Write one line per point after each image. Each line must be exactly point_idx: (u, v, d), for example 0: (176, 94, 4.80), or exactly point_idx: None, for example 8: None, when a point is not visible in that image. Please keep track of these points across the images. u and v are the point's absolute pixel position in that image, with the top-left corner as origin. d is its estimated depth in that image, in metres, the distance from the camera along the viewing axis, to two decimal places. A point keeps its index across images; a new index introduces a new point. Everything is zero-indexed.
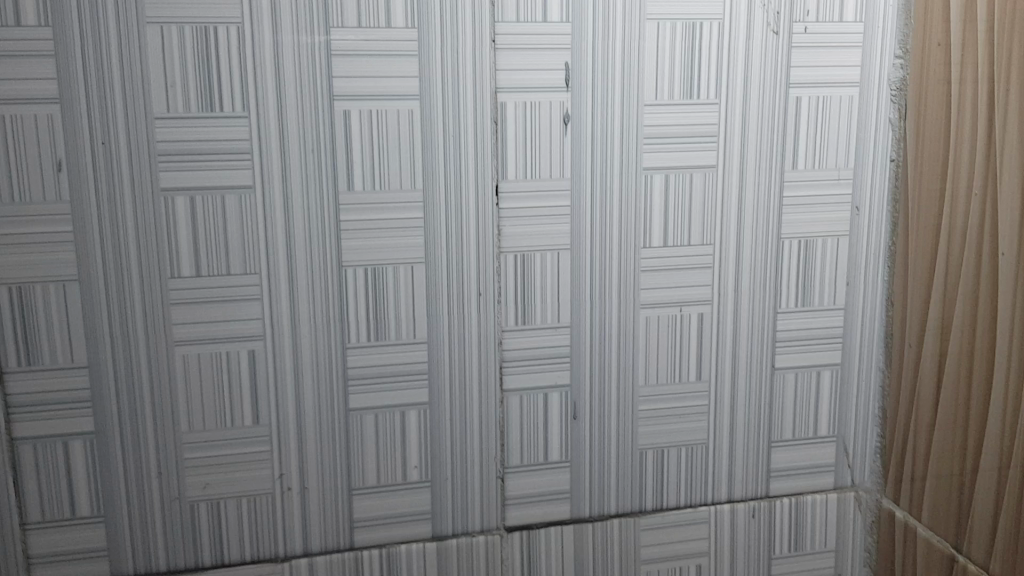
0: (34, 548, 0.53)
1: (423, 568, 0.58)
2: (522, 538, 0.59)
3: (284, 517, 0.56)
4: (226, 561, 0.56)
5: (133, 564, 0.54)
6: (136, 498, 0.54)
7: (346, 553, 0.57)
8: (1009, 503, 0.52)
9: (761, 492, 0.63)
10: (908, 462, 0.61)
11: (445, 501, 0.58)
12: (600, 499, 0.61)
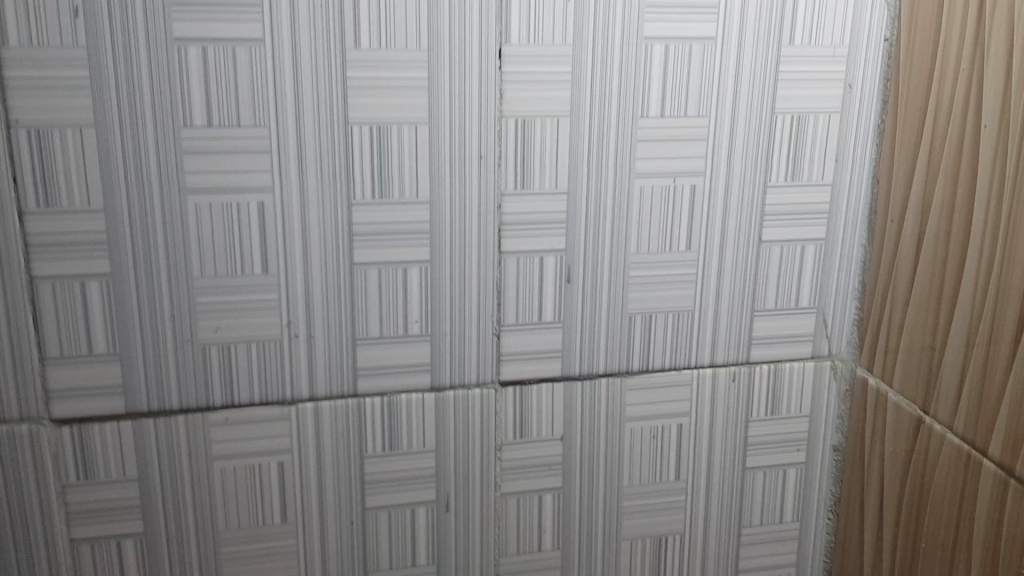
0: (54, 383, 0.56)
1: (421, 415, 0.62)
2: (515, 392, 0.63)
3: (291, 363, 0.59)
4: (236, 402, 0.59)
5: (147, 401, 0.58)
6: (151, 339, 0.57)
7: (350, 400, 0.61)
8: (973, 367, 0.56)
9: (742, 358, 0.67)
10: (884, 333, 0.64)
11: (444, 354, 0.61)
12: (589, 359, 0.64)
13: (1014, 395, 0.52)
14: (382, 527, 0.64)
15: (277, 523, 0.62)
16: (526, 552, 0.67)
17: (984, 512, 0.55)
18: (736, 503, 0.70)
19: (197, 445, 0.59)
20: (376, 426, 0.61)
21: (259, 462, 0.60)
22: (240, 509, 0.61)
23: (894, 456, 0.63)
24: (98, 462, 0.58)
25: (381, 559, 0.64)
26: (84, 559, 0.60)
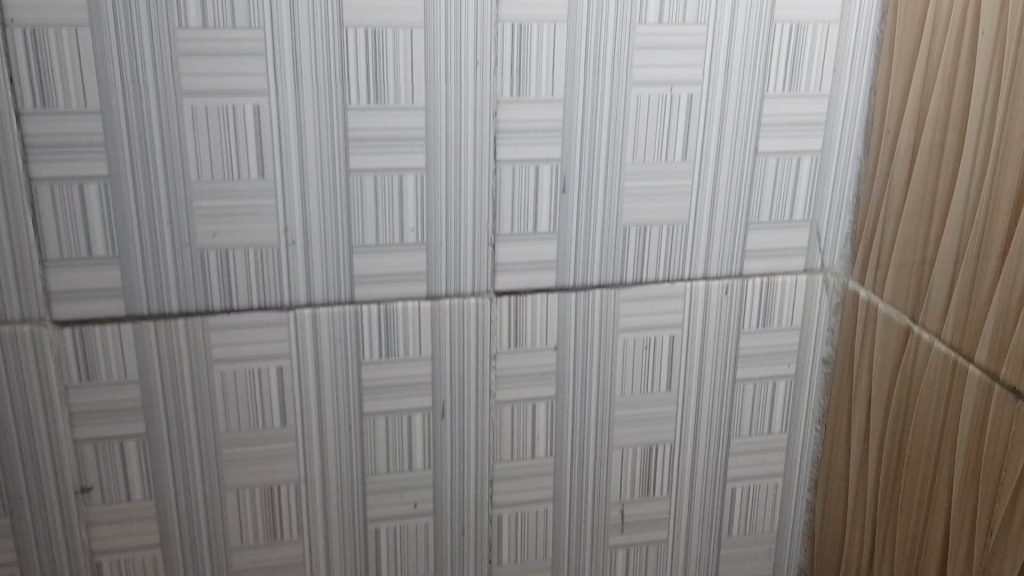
0: (54, 285, 0.57)
1: (417, 323, 0.63)
2: (510, 302, 0.64)
3: (288, 270, 0.60)
4: (234, 307, 0.60)
5: (147, 305, 0.59)
6: (150, 243, 0.57)
7: (347, 307, 0.62)
8: (963, 277, 0.56)
9: (735, 271, 0.67)
10: (876, 246, 0.65)
11: (439, 263, 0.62)
12: (584, 270, 0.64)
13: (1002, 302, 0.53)
14: (379, 433, 0.65)
15: (276, 427, 0.63)
16: (519, 458, 0.68)
17: (969, 418, 0.56)
18: (726, 414, 0.71)
19: (196, 349, 0.60)
20: (373, 333, 0.62)
21: (257, 367, 0.62)
22: (239, 413, 0.62)
23: (882, 367, 0.65)
24: (100, 364, 0.59)
25: (378, 463, 0.66)
26: (88, 459, 0.61)
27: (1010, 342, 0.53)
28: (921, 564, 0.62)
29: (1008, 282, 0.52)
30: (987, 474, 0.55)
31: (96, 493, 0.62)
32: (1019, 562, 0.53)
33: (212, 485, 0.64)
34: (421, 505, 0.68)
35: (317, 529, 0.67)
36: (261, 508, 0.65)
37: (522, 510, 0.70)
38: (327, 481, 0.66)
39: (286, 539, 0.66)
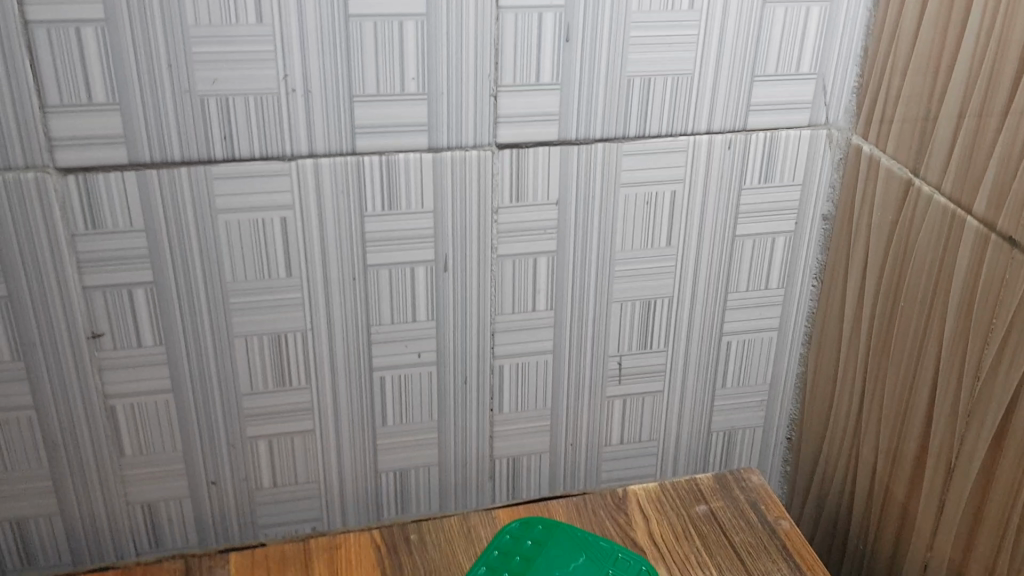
0: (55, 131, 0.57)
1: (419, 174, 0.63)
2: (512, 155, 0.64)
3: (289, 118, 0.60)
4: (236, 156, 0.60)
5: (149, 152, 0.59)
6: (150, 89, 0.57)
7: (349, 158, 0.62)
8: (966, 129, 0.56)
9: (739, 126, 0.67)
10: (882, 101, 0.64)
11: (441, 113, 0.62)
12: (587, 123, 0.64)
13: (1004, 153, 0.53)
14: (383, 284, 0.66)
15: (281, 277, 0.65)
16: (520, 311, 0.70)
17: (963, 269, 0.57)
18: (724, 270, 0.72)
19: (200, 198, 0.61)
20: (375, 185, 0.63)
21: (261, 217, 0.62)
22: (245, 263, 0.63)
23: (881, 222, 0.65)
24: (105, 211, 0.60)
25: (382, 314, 0.67)
26: (97, 305, 0.63)
27: (1008, 193, 0.53)
28: (908, 412, 0.64)
29: (1011, 133, 0.52)
30: (978, 323, 0.56)
31: (107, 338, 0.64)
32: (1004, 405, 0.55)
33: (220, 333, 0.65)
34: (425, 355, 0.70)
35: (324, 377, 0.69)
36: (269, 356, 0.67)
37: (523, 361, 0.72)
38: (333, 331, 0.67)
39: (295, 387, 0.69)
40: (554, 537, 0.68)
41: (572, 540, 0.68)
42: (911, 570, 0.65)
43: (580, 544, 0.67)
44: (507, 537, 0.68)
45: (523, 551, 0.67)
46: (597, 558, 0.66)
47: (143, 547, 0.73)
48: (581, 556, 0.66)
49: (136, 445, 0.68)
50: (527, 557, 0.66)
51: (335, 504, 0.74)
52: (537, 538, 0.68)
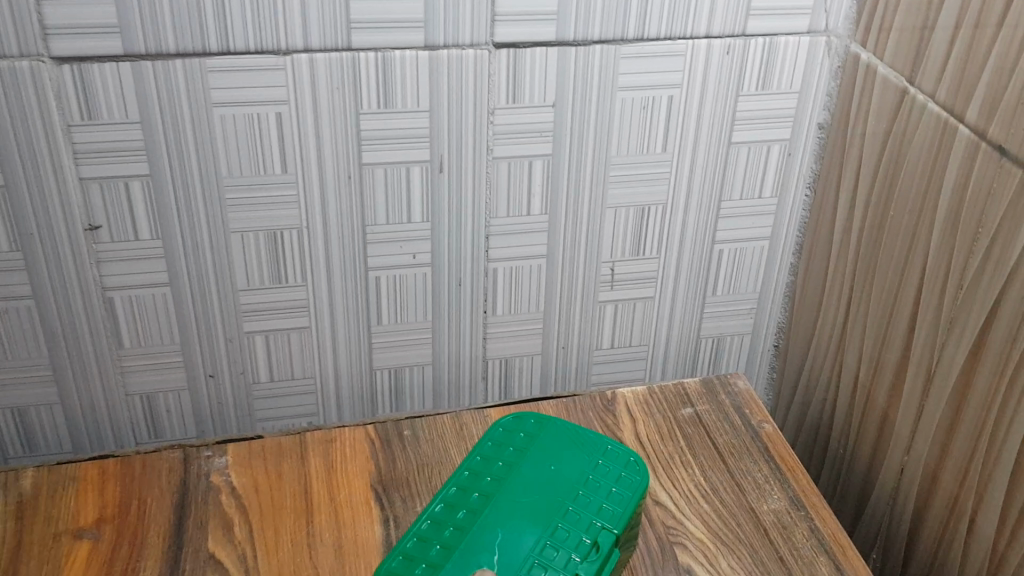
0: (49, 19, 0.57)
1: (415, 73, 0.63)
2: (509, 55, 0.63)
3: (284, 11, 0.59)
4: (231, 50, 0.60)
5: (144, 44, 0.58)
6: None
7: (344, 54, 0.61)
8: (963, 37, 0.56)
9: (738, 31, 0.66)
10: (882, 7, 0.64)
11: (437, 10, 0.61)
12: (585, 25, 0.63)
13: (999, 60, 0.53)
14: (378, 183, 0.67)
15: (277, 174, 0.65)
16: (515, 215, 0.71)
17: (953, 177, 0.58)
18: (718, 177, 0.72)
19: (195, 91, 0.61)
20: (371, 81, 0.63)
21: (257, 112, 0.62)
22: (241, 158, 0.64)
23: (875, 130, 0.65)
24: (100, 102, 0.60)
25: (378, 214, 0.68)
26: (94, 198, 0.63)
27: (1001, 100, 0.53)
28: (893, 319, 0.65)
29: (1007, 40, 0.52)
30: (964, 231, 0.57)
31: (104, 231, 0.65)
32: (985, 311, 0.56)
33: (217, 228, 0.66)
34: (419, 256, 0.71)
35: (319, 275, 0.70)
36: (265, 253, 0.68)
37: (517, 265, 0.73)
38: (329, 229, 0.68)
39: (290, 284, 0.70)
40: (546, 429, 0.65)
41: (565, 431, 0.65)
42: (888, 474, 0.67)
43: (573, 435, 0.65)
44: (501, 431, 0.66)
45: (515, 444, 0.64)
46: (589, 449, 0.64)
47: (143, 437, 0.75)
48: (574, 448, 0.63)
49: (135, 337, 0.70)
50: (517, 450, 0.64)
51: (330, 400, 0.76)
52: (528, 430, 0.65)
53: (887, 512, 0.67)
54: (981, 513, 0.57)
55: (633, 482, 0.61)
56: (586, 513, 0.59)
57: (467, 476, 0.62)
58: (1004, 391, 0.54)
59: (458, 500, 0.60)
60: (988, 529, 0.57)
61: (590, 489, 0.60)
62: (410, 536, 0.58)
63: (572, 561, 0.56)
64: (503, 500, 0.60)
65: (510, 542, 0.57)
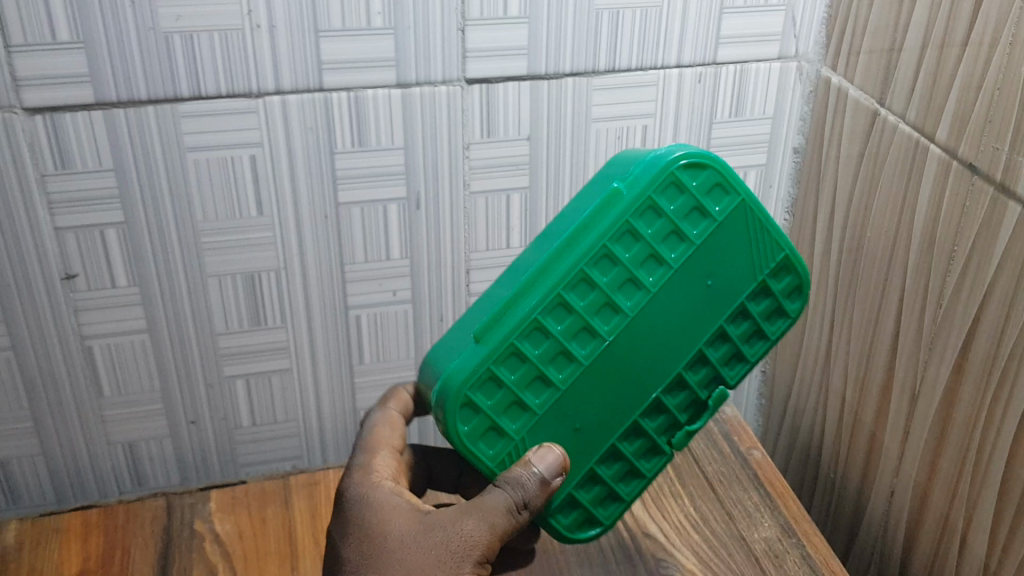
0: (21, 71, 0.57)
1: (389, 111, 0.63)
2: (481, 91, 0.64)
3: (254, 55, 0.59)
4: (203, 95, 0.60)
5: (116, 91, 0.58)
6: (113, 25, 0.56)
7: (316, 95, 0.61)
8: (929, 58, 0.56)
9: (709, 59, 0.66)
10: (850, 30, 0.64)
11: (408, 48, 0.61)
12: (556, 58, 0.64)
13: (965, 79, 0.53)
14: (356, 223, 0.67)
15: (253, 216, 0.65)
16: (494, 249, 0.70)
17: (926, 197, 0.58)
18: None
19: (168, 136, 0.61)
20: (344, 121, 0.63)
21: (230, 156, 0.62)
22: (216, 203, 0.64)
23: (849, 153, 0.66)
24: (73, 151, 0.60)
25: (356, 252, 0.68)
26: (70, 246, 0.63)
27: (969, 118, 0.53)
28: (875, 341, 0.65)
29: (972, 59, 0.53)
30: (939, 251, 0.57)
31: (81, 279, 0.64)
32: (966, 328, 0.55)
33: (193, 272, 0.66)
34: (399, 293, 0.70)
35: (299, 316, 0.70)
36: (242, 295, 0.68)
37: None
38: (306, 269, 0.68)
39: (269, 325, 0.69)
40: (726, 201, 0.50)
41: (743, 220, 0.51)
42: (878, 497, 0.66)
43: (751, 227, 0.51)
44: (671, 182, 0.48)
45: (677, 220, 0.49)
46: (755, 258, 0.52)
47: (126, 485, 0.74)
48: (747, 247, 0.51)
49: (114, 384, 0.69)
50: (684, 232, 0.49)
51: (314, 441, 0.76)
52: (709, 200, 0.49)
53: (878, 536, 0.66)
54: (971, 532, 0.57)
55: (768, 340, 0.54)
56: (713, 358, 0.54)
57: (598, 263, 0.49)
58: (988, 409, 0.54)
59: (571, 319, 0.49)
60: (979, 548, 0.56)
61: (736, 319, 0.53)
62: (497, 369, 0.49)
63: (665, 431, 0.55)
64: (640, 326, 0.51)
65: (609, 401, 0.52)
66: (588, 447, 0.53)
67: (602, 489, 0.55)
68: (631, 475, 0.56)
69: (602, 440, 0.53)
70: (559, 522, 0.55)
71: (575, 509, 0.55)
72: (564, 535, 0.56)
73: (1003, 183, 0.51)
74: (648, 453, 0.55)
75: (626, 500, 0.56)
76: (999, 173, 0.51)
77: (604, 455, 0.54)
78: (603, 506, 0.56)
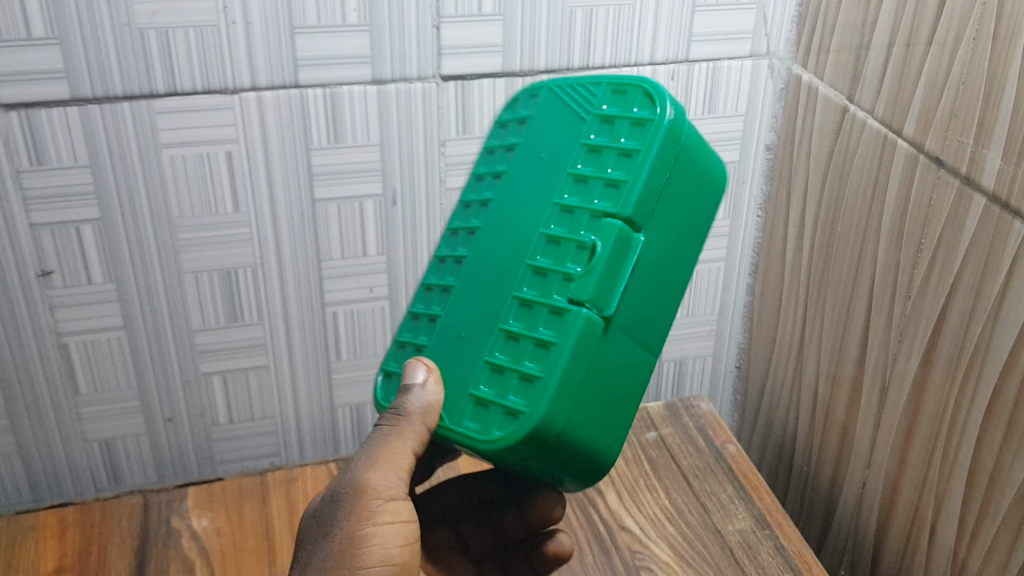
0: None
1: (365, 108, 0.63)
2: (457, 88, 0.64)
3: (230, 51, 0.59)
4: (178, 91, 0.60)
5: (91, 87, 0.59)
6: (88, 21, 0.57)
7: (292, 91, 0.62)
8: (896, 54, 0.57)
9: (682, 56, 0.67)
10: (819, 27, 0.65)
11: (383, 45, 0.61)
12: (530, 56, 0.64)
13: (931, 75, 0.54)
14: (331, 219, 0.67)
15: (229, 213, 0.65)
16: None
17: (895, 191, 0.59)
18: None
19: (144, 133, 0.61)
20: (320, 118, 0.63)
21: (206, 152, 0.62)
22: (192, 199, 0.64)
23: (820, 149, 0.67)
24: (48, 148, 0.60)
25: (332, 249, 0.68)
26: (45, 243, 0.63)
27: (935, 112, 0.54)
28: (846, 335, 0.66)
29: (937, 56, 0.53)
30: (908, 245, 0.58)
31: (57, 276, 0.64)
32: (933, 320, 0.56)
33: (169, 269, 0.66)
34: (376, 289, 0.71)
35: (276, 313, 0.70)
36: (218, 292, 0.68)
37: None
38: (283, 266, 0.68)
39: (246, 322, 0.70)
40: (538, 100, 0.54)
41: (554, 97, 0.53)
42: (850, 489, 0.67)
43: (564, 93, 0.52)
44: (495, 126, 0.57)
45: (506, 141, 0.55)
46: (574, 108, 0.51)
47: (102, 484, 0.74)
48: (567, 111, 0.52)
49: (91, 382, 0.69)
50: (512, 144, 0.54)
51: (291, 438, 0.76)
52: (523, 110, 0.55)
53: (851, 527, 0.67)
54: (940, 521, 0.58)
55: (631, 156, 0.47)
56: (579, 203, 0.48)
57: (458, 214, 0.56)
58: (955, 400, 0.55)
59: (445, 263, 0.56)
60: (948, 537, 0.57)
61: (587, 161, 0.49)
62: (401, 335, 0.57)
63: (558, 288, 0.47)
64: (494, 226, 0.53)
65: (479, 297, 0.51)
66: (476, 343, 0.50)
67: (509, 376, 0.47)
68: (540, 350, 0.47)
69: (484, 329, 0.50)
70: (466, 426, 0.48)
71: (488, 404, 0.47)
72: (476, 441, 0.47)
73: (968, 176, 0.52)
74: (549, 317, 0.47)
75: (538, 376, 0.46)
76: (964, 166, 0.52)
77: (499, 341, 0.49)
78: (515, 392, 0.47)
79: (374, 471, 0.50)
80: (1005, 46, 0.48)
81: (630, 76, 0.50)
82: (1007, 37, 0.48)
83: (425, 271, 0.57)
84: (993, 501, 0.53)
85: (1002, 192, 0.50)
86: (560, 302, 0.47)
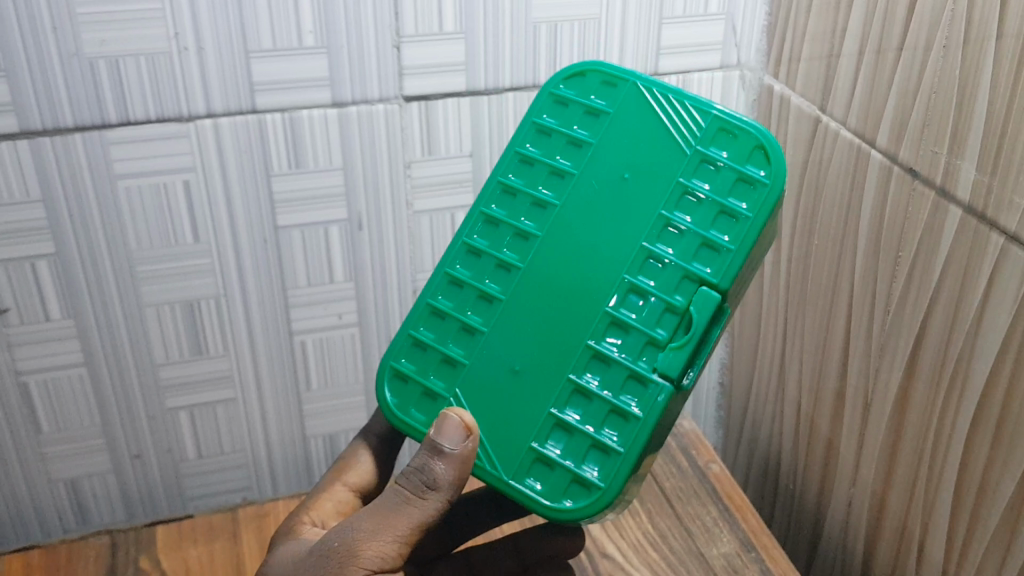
0: None
1: (325, 132, 0.62)
2: (420, 109, 0.63)
3: (183, 78, 0.58)
4: (131, 120, 0.58)
5: (40, 119, 0.57)
6: (34, 51, 0.55)
7: (249, 117, 0.60)
8: (866, 62, 0.56)
9: (650, 69, 0.66)
10: (790, 36, 0.64)
11: (341, 66, 0.60)
12: (495, 73, 0.63)
13: (902, 84, 0.53)
14: (296, 246, 0.65)
15: (189, 243, 0.63)
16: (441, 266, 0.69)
17: (870, 202, 0.57)
18: None
19: (98, 164, 0.59)
20: (280, 143, 0.61)
21: (163, 182, 0.61)
22: (150, 230, 0.62)
23: (794, 160, 0.65)
24: None
25: (298, 277, 0.66)
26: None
27: (908, 122, 0.53)
28: (827, 351, 0.64)
29: (908, 62, 0.52)
30: (885, 257, 0.56)
31: (13, 313, 0.62)
32: (913, 334, 0.55)
33: (130, 303, 0.64)
34: (345, 316, 0.69)
35: (242, 344, 0.68)
36: (182, 324, 0.66)
37: None
38: (246, 296, 0.66)
39: (211, 355, 0.68)
40: (617, 94, 0.49)
41: (640, 99, 0.49)
42: (837, 507, 0.65)
43: (653, 98, 0.48)
44: (551, 100, 0.51)
45: (568, 131, 0.50)
46: (672, 129, 0.48)
47: (70, 524, 0.72)
48: (658, 133, 0.48)
49: (53, 421, 0.67)
50: (577, 139, 0.50)
51: (263, 471, 0.74)
52: (595, 99, 0.50)
53: (839, 547, 0.65)
54: (928, 540, 0.56)
55: (736, 220, 0.45)
56: (672, 254, 0.47)
57: (499, 200, 0.51)
58: (938, 416, 0.53)
59: (480, 260, 0.51)
60: (937, 557, 0.55)
61: (684, 210, 0.47)
62: (417, 330, 0.53)
63: (644, 353, 0.47)
64: (557, 243, 0.49)
65: (543, 330, 0.50)
66: (538, 382, 0.50)
67: (580, 439, 0.48)
68: (616, 417, 0.48)
69: (549, 372, 0.49)
70: (533, 487, 0.49)
71: (557, 466, 0.49)
72: (549, 507, 0.48)
73: (943, 187, 0.50)
74: (630, 384, 0.47)
75: (617, 450, 0.47)
76: (939, 176, 0.51)
77: (569, 394, 0.49)
78: (588, 460, 0.48)
79: (370, 539, 0.47)
80: (976, 52, 0.47)
81: (750, 120, 0.46)
82: (978, 42, 0.47)
83: (450, 254, 0.52)
84: (981, 520, 0.51)
85: (979, 203, 0.48)
86: (643, 370, 0.47)
